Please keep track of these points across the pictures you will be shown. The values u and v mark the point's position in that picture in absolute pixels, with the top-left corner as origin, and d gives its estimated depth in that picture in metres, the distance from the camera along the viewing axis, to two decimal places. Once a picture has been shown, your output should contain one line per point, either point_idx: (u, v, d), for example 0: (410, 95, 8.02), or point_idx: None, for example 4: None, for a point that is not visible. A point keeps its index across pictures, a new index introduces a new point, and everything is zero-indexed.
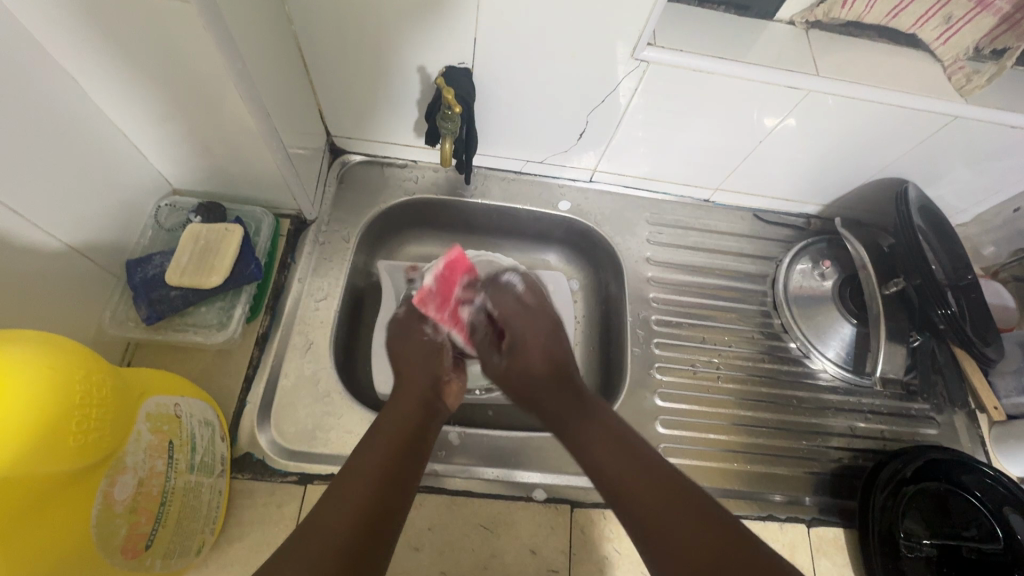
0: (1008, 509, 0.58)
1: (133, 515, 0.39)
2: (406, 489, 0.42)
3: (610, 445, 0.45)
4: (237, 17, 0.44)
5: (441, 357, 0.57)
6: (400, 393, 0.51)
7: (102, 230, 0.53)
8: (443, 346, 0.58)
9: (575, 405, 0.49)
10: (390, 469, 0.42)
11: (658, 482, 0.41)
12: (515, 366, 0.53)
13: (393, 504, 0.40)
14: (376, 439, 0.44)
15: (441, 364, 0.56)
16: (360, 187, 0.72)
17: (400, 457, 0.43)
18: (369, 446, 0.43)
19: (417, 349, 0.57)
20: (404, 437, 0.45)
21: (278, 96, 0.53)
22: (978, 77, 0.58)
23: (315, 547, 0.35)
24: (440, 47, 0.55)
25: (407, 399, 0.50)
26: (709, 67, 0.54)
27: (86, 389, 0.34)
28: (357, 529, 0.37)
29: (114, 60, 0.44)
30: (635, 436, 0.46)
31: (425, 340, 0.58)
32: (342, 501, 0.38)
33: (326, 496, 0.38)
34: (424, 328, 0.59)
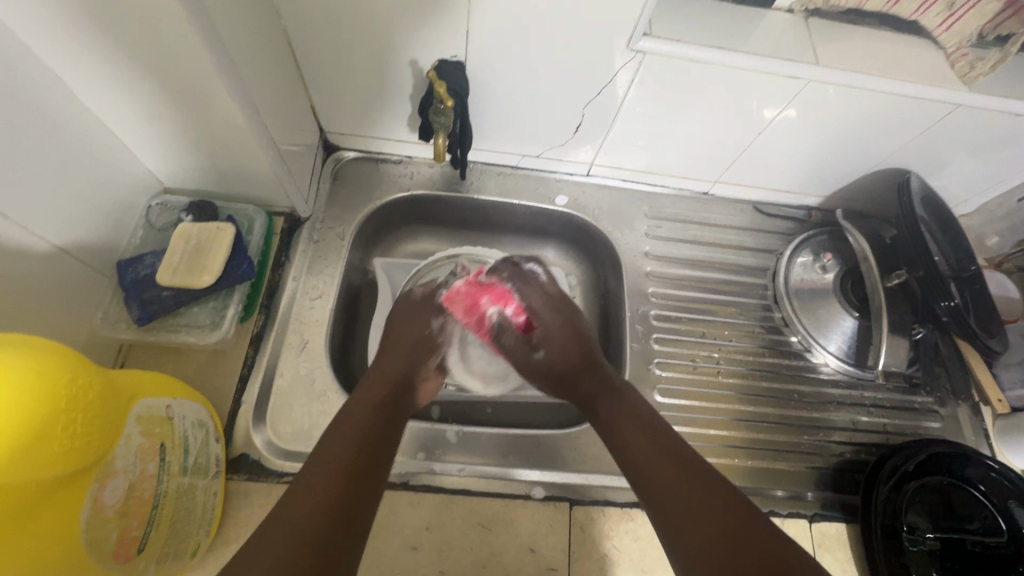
0: (1013, 502, 0.57)
1: (125, 518, 0.38)
2: (374, 473, 0.41)
3: (644, 436, 0.46)
4: (223, 12, 0.43)
5: (432, 351, 0.57)
6: (368, 378, 0.51)
7: (92, 230, 0.52)
8: (440, 345, 0.59)
9: (608, 394, 0.51)
10: (356, 456, 0.41)
11: (687, 476, 0.41)
12: (554, 358, 0.57)
13: (364, 489, 0.40)
14: (341, 428, 0.43)
15: (427, 360, 0.57)
16: (355, 184, 0.71)
17: (366, 442, 0.43)
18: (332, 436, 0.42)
19: (415, 342, 0.57)
20: (376, 424, 0.45)
21: (268, 93, 0.52)
22: (983, 64, 0.56)
23: (277, 537, 0.34)
24: (433, 40, 0.54)
25: (376, 387, 0.50)
26: (707, 57, 0.54)
27: (73, 394, 0.34)
28: (327, 516, 0.36)
29: (98, 59, 0.43)
30: (662, 423, 0.47)
31: (424, 332, 0.58)
32: (311, 489, 0.38)
33: (295, 487, 0.38)
34: (430, 321, 0.59)
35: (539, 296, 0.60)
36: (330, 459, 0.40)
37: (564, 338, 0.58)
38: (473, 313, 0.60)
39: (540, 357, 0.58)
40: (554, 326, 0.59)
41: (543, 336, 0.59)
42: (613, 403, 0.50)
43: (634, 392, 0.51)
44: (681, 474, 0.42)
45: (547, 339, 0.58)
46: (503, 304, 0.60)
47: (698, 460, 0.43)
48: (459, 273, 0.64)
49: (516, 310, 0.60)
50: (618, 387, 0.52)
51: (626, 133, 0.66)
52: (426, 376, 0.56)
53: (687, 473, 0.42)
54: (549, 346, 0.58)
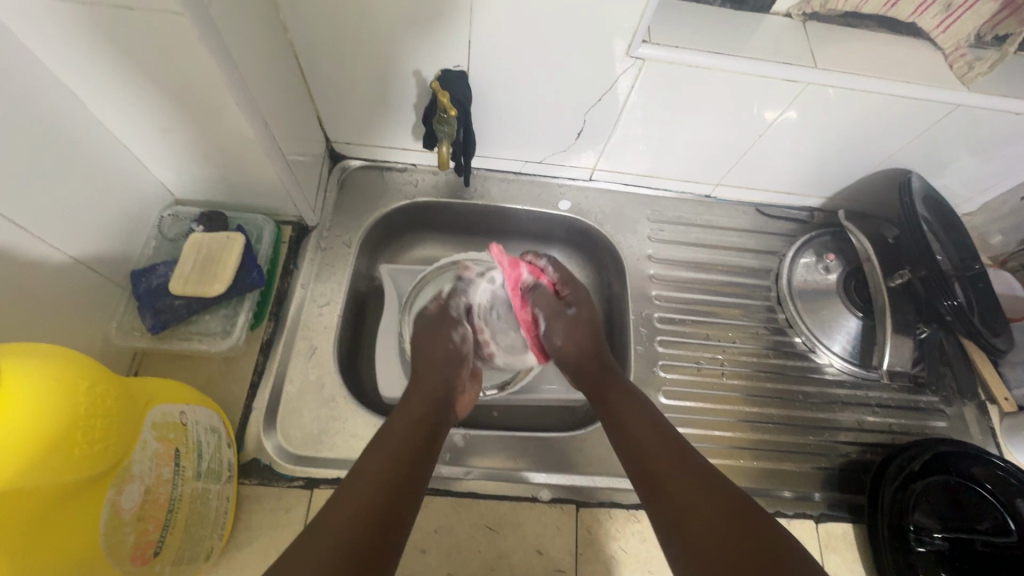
0: (1020, 500, 0.57)
1: (141, 522, 0.39)
2: (413, 489, 0.42)
3: (651, 438, 0.46)
4: (232, 28, 0.44)
5: (462, 364, 0.58)
6: (413, 393, 0.51)
7: (106, 241, 0.53)
8: (466, 356, 0.59)
9: (615, 394, 0.52)
10: (399, 472, 0.42)
11: (691, 478, 0.41)
12: (584, 312, 0.61)
13: (403, 507, 0.41)
14: (385, 441, 0.44)
15: (461, 375, 0.57)
16: (360, 193, 0.72)
17: (411, 457, 0.44)
18: (377, 448, 0.43)
19: (446, 356, 0.57)
20: (419, 436, 0.46)
21: (276, 105, 0.54)
22: (981, 64, 0.56)
23: (321, 546, 0.35)
24: (436, 50, 0.56)
25: (419, 401, 0.50)
26: (705, 62, 0.54)
27: (92, 401, 0.35)
28: (366, 531, 0.37)
29: (112, 75, 0.44)
30: (669, 424, 0.48)
31: (450, 347, 0.58)
32: (353, 502, 0.39)
33: (338, 497, 0.39)
34: (452, 335, 0.59)
35: (565, 273, 0.65)
36: (374, 475, 0.41)
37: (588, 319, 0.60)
38: (516, 267, 0.63)
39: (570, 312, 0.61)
40: (582, 295, 0.63)
41: (575, 297, 0.63)
42: (619, 400, 0.51)
43: (641, 393, 0.51)
44: (686, 476, 0.42)
45: (577, 302, 0.62)
46: (535, 275, 0.65)
47: (702, 460, 0.43)
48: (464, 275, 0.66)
49: (548, 281, 0.65)
50: (626, 388, 0.52)
51: (628, 138, 0.67)
52: (462, 389, 0.57)
53: (691, 475, 0.42)
54: (581, 306, 0.62)
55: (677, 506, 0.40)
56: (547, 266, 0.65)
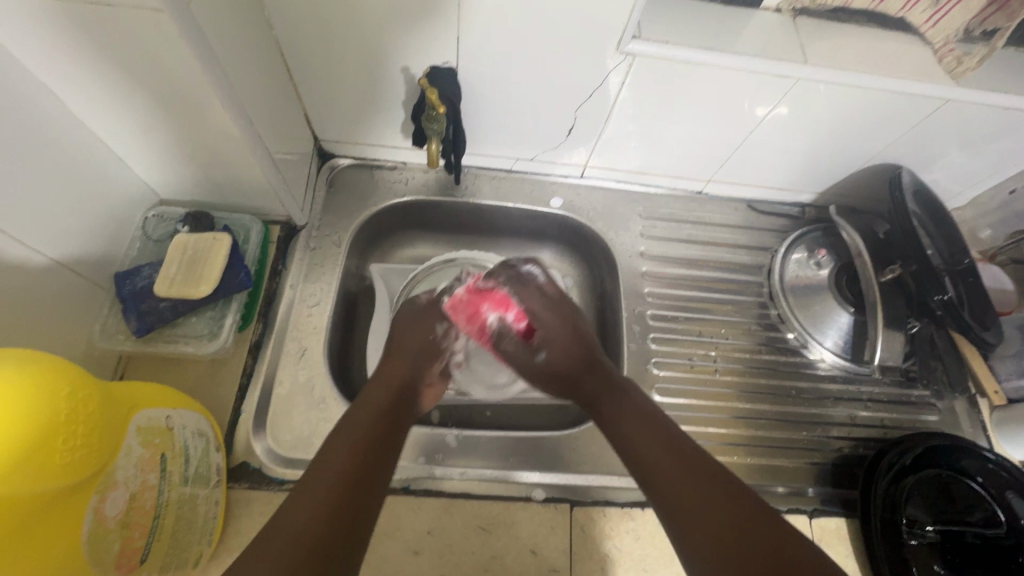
0: (1009, 492, 0.58)
1: (126, 530, 0.39)
2: (375, 479, 0.41)
3: (648, 431, 0.46)
4: (214, 24, 0.43)
5: (436, 356, 0.57)
6: (377, 383, 0.50)
7: (88, 243, 0.52)
8: (444, 350, 0.58)
9: (611, 390, 0.52)
10: (360, 458, 0.41)
11: (692, 468, 0.42)
12: (553, 357, 0.56)
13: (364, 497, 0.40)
14: (346, 432, 0.43)
15: (433, 364, 0.56)
16: (350, 191, 0.72)
17: (370, 446, 0.43)
18: (336, 440, 0.42)
19: (417, 347, 0.56)
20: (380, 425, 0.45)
21: (261, 103, 0.53)
22: (969, 59, 0.56)
23: (280, 541, 0.34)
24: (424, 46, 0.55)
25: (382, 389, 0.50)
26: (695, 58, 0.54)
27: (73, 407, 0.34)
28: (326, 520, 0.36)
29: (90, 73, 0.43)
30: (664, 418, 0.48)
31: (429, 338, 0.57)
32: (310, 493, 0.38)
33: (297, 490, 0.38)
34: (435, 328, 0.58)
35: (541, 293, 0.59)
36: (331, 463, 0.40)
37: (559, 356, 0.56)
38: (477, 317, 0.59)
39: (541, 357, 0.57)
40: (555, 329, 0.57)
41: (546, 335, 0.57)
42: (614, 398, 0.51)
43: (638, 389, 0.52)
44: (687, 468, 0.42)
45: (547, 342, 0.57)
46: (504, 310, 0.58)
47: (700, 454, 0.43)
48: (463, 277, 0.65)
49: (517, 315, 0.58)
50: (620, 385, 0.52)
51: (619, 134, 0.66)
52: (430, 381, 0.56)
53: (690, 465, 0.42)
54: (550, 348, 0.57)
55: (679, 498, 0.40)
56: (533, 268, 0.61)
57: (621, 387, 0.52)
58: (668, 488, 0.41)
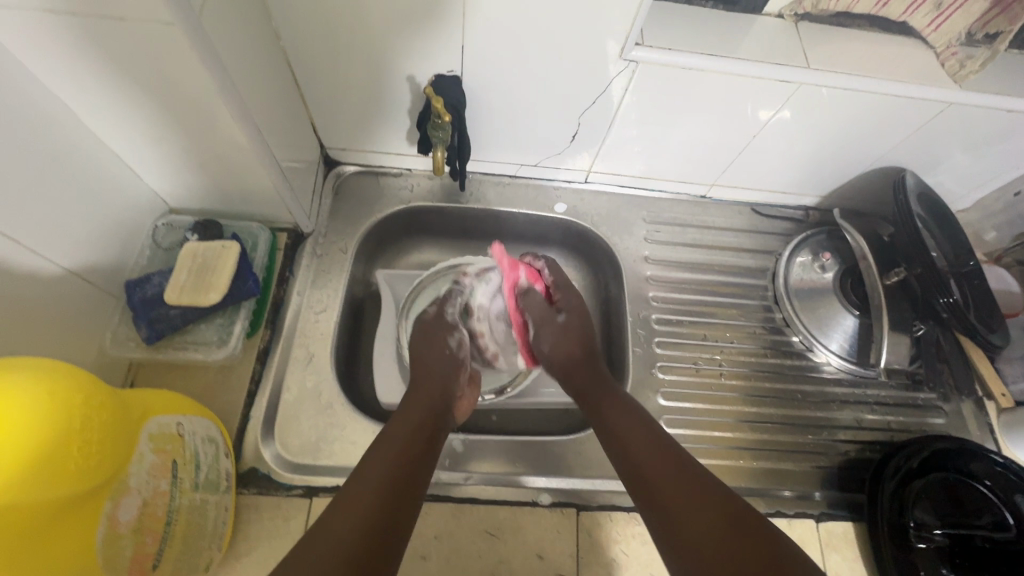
0: (1019, 496, 0.57)
1: (138, 536, 0.39)
2: (414, 496, 0.42)
3: (645, 445, 0.46)
4: (223, 37, 0.44)
5: (460, 371, 0.58)
6: (410, 403, 0.51)
7: (99, 251, 0.53)
8: (463, 362, 0.59)
9: (610, 403, 0.51)
10: (394, 480, 0.42)
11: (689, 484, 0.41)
12: (574, 317, 0.61)
13: (403, 514, 0.40)
14: (382, 449, 0.44)
15: (458, 382, 0.57)
16: (356, 198, 0.72)
17: (410, 465, 0.44)
18: (375, 457, 0.43)
19: (440, 365, 0.57)
20: (418, 442, 0.46)
21: (268, 112, 0.53)
22: (972, 62, 0.57)
23: (323, 555, 0.35)
24: (429, 55, 0.55)
25: (419, 407, 0.50)
26: (698, 63, 0.54)
27: (86, 415, 0.35)
28: (367, 537, 0.37)
29: (102, 85, 0.44)
30: (658, 426, 0.48)
31: (448, 354, 0.58)
32: (348, 515, 0.38)
33: (333, 512, 0.38)
34: (448, 341, 0.59)
35: (560, 276, 0.65)
36: (367, 485, 0.40)
37: (577, 325, 0.61)
38: (515, 268, 0.64)
39: (563, 318, 0.61)
40: (574, 301, 0.63)
41: (567, 302, 0.63)
42: (609, 406, 0.51)
43: (638, 402, 0.51)
44: (685, 486, 0.41)
45: (568, 308, 0.62)
46: (533, 280, 0.65)
47: (693, 464, 0.43)
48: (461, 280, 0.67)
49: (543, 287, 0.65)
50: (620, 399, 0.51)
51: (623, 139, 0.67)
52: (461, 392, 0.57)
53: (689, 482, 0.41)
54: (571, 314, 0.62)
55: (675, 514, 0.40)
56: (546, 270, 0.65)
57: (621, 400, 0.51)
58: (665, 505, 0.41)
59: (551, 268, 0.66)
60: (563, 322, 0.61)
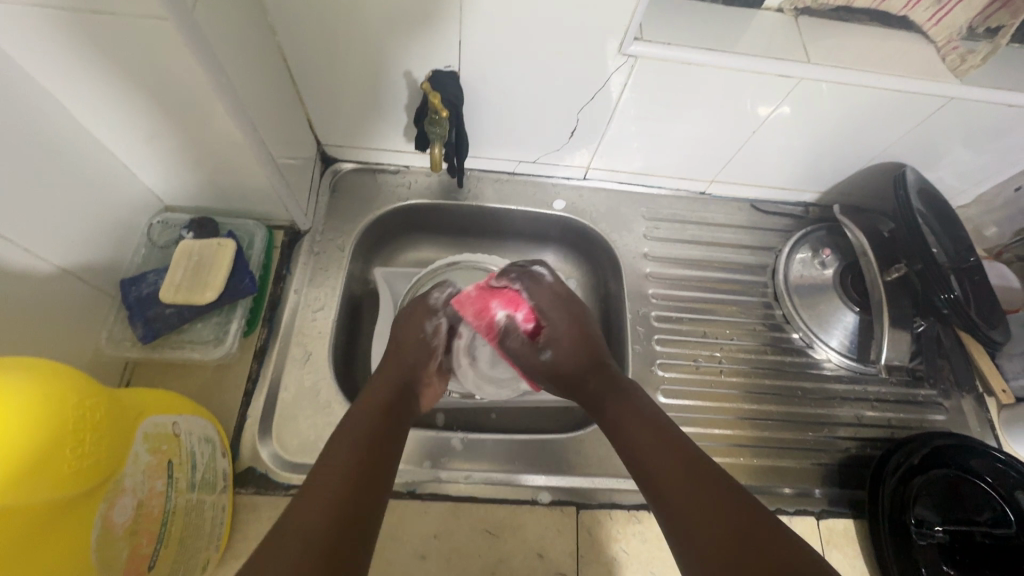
0: (1019, 492, 0.57)
1: (135, 537, 0.39)
2: (379, 478, 0.42)
3: (650, 432, 0.46)
4: (217, 32, 0.43)
5: (432, 356, 0.59)
6: (369, 391, 0.51)
7: (93, 249, 0.52)
8: (435, 348, 0.60)
9: (615, 394, 0.52)
10: (361, 462, 0.42)
11: (694, 472, 0.42)
12: (561, 356, 0.59)
13: (370, 494, 0.40)
14: (346, 434, 0.44)
15: (427, 365, 0.58)
16: (353, 196, 0.72)
17: (372, 446, 0.44)
18: (338, 441, 0.43)
19: (413, 349, 0.58)
20: (377, 425, 0.46)
21: (264, 108, 0.53)
22: (973, 57, 0.56)
23: (293, 537, 0.34)
24: (427, 50, 0.55)
25: (379, 392, 0.51)
26: (697, 58, 0.54)
27: (80, 415, 0.34)
28: (337, 518, 0.37)
29: (93, 80, 0.43)
30: (667, 419, 0.48)
31: (421, 337, 0.59)
32: (317, 495, 0.38)
33: (303, 491, 0.38)
34: (425, 324, 0.60)
35: (546, 295, 0.62)
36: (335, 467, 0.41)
37: (564, 352, 0.59)
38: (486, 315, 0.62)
39: (546, 357, 0.59)
40: (561, 329, 0.60)
41: (552, 335, 0.60)
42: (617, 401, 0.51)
43: (645, 394, 0.52)
44: (688, 472, 0.42)
45: (552, 341, 0.60)
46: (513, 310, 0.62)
47: (702, 458, 0.43)
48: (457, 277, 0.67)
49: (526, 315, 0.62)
50: (627, 389, 0.52)
51: (622, 135, 0.66)
52: (428, 381, 0.58)
53: (694, 471, 0.42)
54: (557, 347, 0.59)
55: (680, 499, 0.40)
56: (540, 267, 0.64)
57: (627, 390, 0.52)
58: (670, 490, 0.42)
59: (550, 272, 0.64)
60: (549, 359, 0.59)
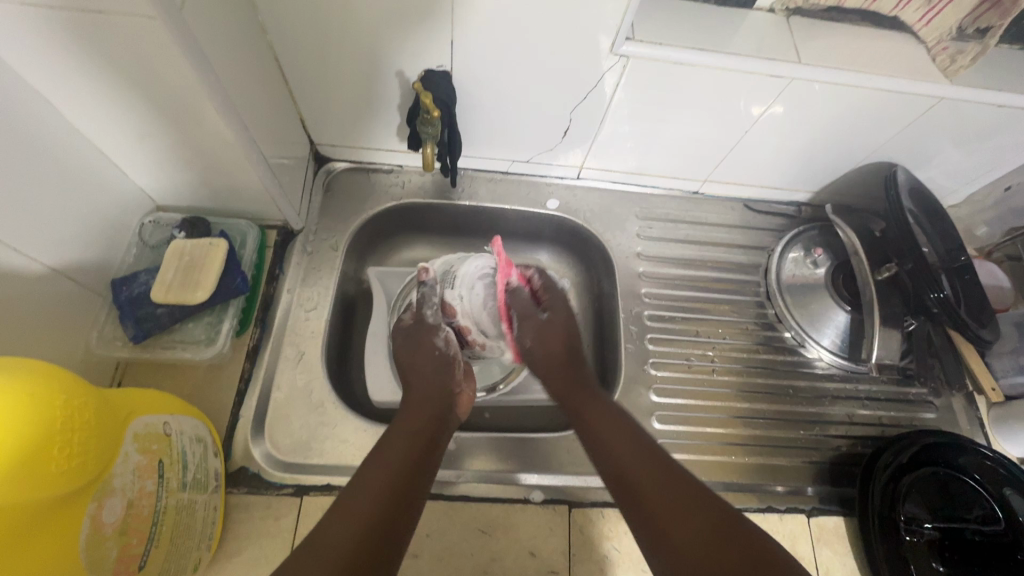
0: (1008, 490, 0.58)
1: (124, 537, 0.39)
2: (410, 502, 0.43)
3: (624, 444, 0.47)
4: (206, 31, 0.43)
5: (453, 368, 0.57)
6: (408, 407, 0.52)
7: (84, 249, 0.52)
8: (454, 358, 0.58)
9: (593, 408, 0.52)
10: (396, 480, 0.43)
11: (671, 483, 0.43)
12: (555, 321, 0.60)
13: (399, 520, 0.41)
14: (382, 455, 0.45)
15: (453, 377, 0.57)
16: (347, 195, 0.72)
17: (408, 470, 0.45)
18: (374, 462, 0.44)
19: (435, 370, 0.56)
20: (414, 447, 0.47)
21: (256, 108, 0.53)
22: (962, 58, 0.57)
23: (319, 558, 0.36)
24: (419, 50, 0.55)
25: (419, 411, 0.51)
26: (688, 57, 0.54)
27: (69, 414, 0.34)
28: (362, 542, 0.38)
29: (83, 79, 0.43)
30: (645, 433, 0.49)
31: (437, 353, 0.57)
32: (349, 512, 0.40)
33: (336, 512, 0.40)
34: (436, 341, 0.58)
35: (549, 279, 0.64)
36: (371, 486, 0.42)
37: (561, 321, 0.61)
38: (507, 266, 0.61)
39: (545, 316, 0.60)
40: (560, 303, 0.63)
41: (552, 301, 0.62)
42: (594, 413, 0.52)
43: (620, 407, 0.53)
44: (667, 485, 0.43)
45: (553, 307, 0.61)
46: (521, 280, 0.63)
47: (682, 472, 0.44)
48: (424, 279, 0.61)
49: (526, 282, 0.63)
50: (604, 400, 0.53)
51: (615, 135, 0.67)
52: (460, 387, 0.57)
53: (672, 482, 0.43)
54: (556, 312, 0.61)
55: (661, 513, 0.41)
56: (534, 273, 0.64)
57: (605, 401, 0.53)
58: (647, 500, 0.42)
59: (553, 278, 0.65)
60: (546, 318, 0.60)
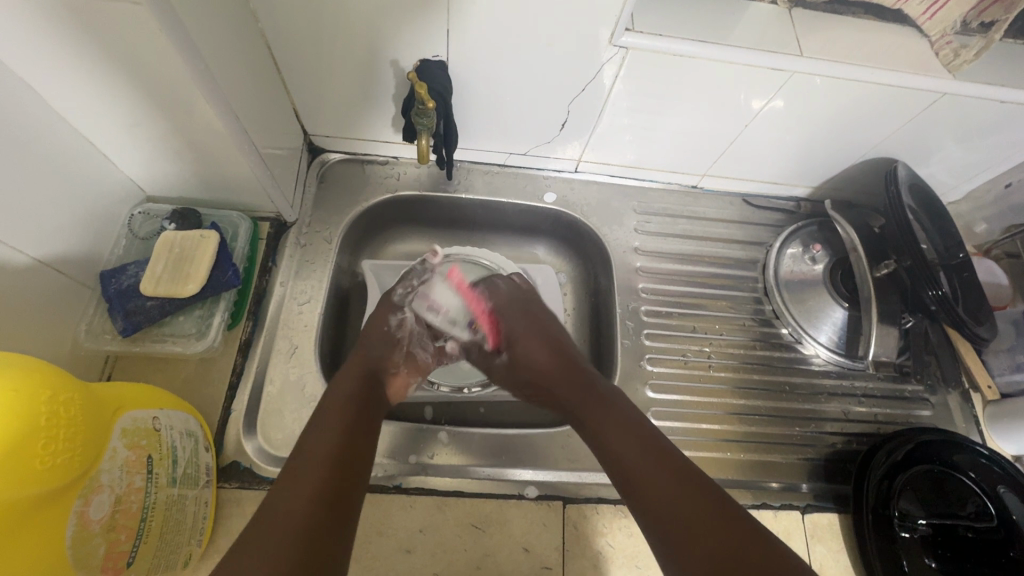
0: (1002, 488, 0.58)
1: (112, 533, 0.38)
2: (354, 464, 0.43)
3: (639, 440, 0.47)
4: (194, 17, 0.42)
5: (394, 347, 0.59)
6: (342, 378, 0.52)
7: (71, 240, 0.51)
8: (401, 339, 0.61)
9: (602, 402, 0.52)
10: (340, 449, 0.43)
11: (686, 481, 0.43)
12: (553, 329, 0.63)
13: (348, 480, 0.42)
14: (321, 422, 0.45)
15: (392, 356, 0.58)
16: (342, 187, 0.71)
17: (347, 433, 0.45)
18: (314, 431, 0.44)
19: (377, 342, 0.58)
20: (350, 411, 0.47)
21: (246, 97, 0.52)
22: (966, 52, 0.56)
23: (273, 529, 0.37)
24: (414, 39, 0.54)
25: (350, 379, 0.51)
26: (688, 49, 0.53)
27: (52, 411, 0.34)
28: (315, 507, 0.39)
29: (67, 67, 0.42)
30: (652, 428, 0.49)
31: (386, 331, 0.60)
32: (295, 485, 0.40)
33: (281, 485, 0.40)
34: (389, 319, 0.61)
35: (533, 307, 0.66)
36: (313, 460, 0.42)
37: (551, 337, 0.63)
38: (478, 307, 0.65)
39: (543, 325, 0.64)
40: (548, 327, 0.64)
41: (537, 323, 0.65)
42: (602, 407, 0.51)
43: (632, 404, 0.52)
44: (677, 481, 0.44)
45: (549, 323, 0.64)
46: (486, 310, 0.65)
47: (692, 469, 0.45)
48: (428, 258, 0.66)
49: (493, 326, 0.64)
50: (606, 393, 0.53)
51: (613, 128, 0.66)
52: (395, 369, 0.58)
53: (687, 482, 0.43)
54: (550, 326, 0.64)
55: (670, 511, 0.42)
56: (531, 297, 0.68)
57: (602, 395, 0.53)
58: (660, 501, 0.43)
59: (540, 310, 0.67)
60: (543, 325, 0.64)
